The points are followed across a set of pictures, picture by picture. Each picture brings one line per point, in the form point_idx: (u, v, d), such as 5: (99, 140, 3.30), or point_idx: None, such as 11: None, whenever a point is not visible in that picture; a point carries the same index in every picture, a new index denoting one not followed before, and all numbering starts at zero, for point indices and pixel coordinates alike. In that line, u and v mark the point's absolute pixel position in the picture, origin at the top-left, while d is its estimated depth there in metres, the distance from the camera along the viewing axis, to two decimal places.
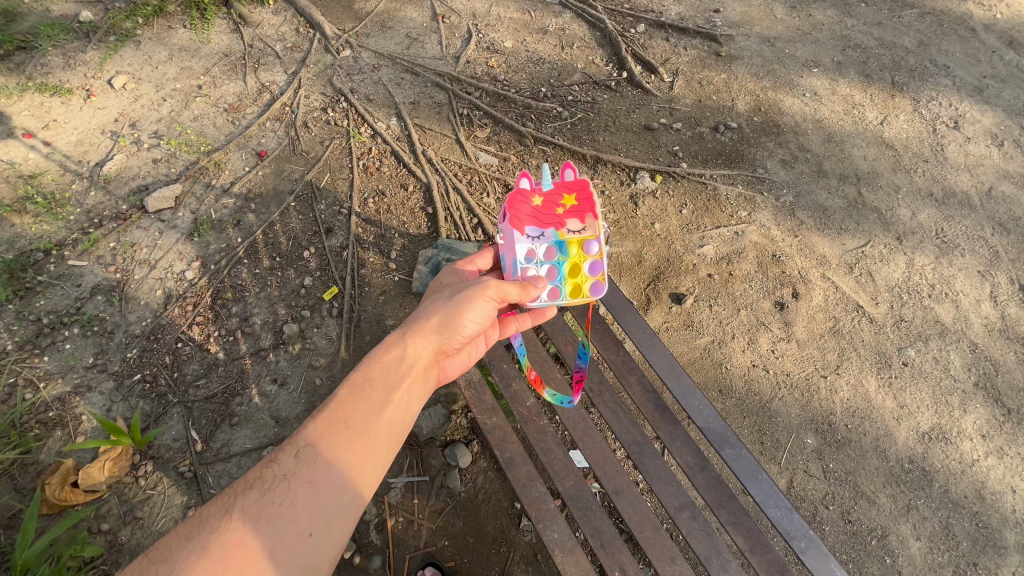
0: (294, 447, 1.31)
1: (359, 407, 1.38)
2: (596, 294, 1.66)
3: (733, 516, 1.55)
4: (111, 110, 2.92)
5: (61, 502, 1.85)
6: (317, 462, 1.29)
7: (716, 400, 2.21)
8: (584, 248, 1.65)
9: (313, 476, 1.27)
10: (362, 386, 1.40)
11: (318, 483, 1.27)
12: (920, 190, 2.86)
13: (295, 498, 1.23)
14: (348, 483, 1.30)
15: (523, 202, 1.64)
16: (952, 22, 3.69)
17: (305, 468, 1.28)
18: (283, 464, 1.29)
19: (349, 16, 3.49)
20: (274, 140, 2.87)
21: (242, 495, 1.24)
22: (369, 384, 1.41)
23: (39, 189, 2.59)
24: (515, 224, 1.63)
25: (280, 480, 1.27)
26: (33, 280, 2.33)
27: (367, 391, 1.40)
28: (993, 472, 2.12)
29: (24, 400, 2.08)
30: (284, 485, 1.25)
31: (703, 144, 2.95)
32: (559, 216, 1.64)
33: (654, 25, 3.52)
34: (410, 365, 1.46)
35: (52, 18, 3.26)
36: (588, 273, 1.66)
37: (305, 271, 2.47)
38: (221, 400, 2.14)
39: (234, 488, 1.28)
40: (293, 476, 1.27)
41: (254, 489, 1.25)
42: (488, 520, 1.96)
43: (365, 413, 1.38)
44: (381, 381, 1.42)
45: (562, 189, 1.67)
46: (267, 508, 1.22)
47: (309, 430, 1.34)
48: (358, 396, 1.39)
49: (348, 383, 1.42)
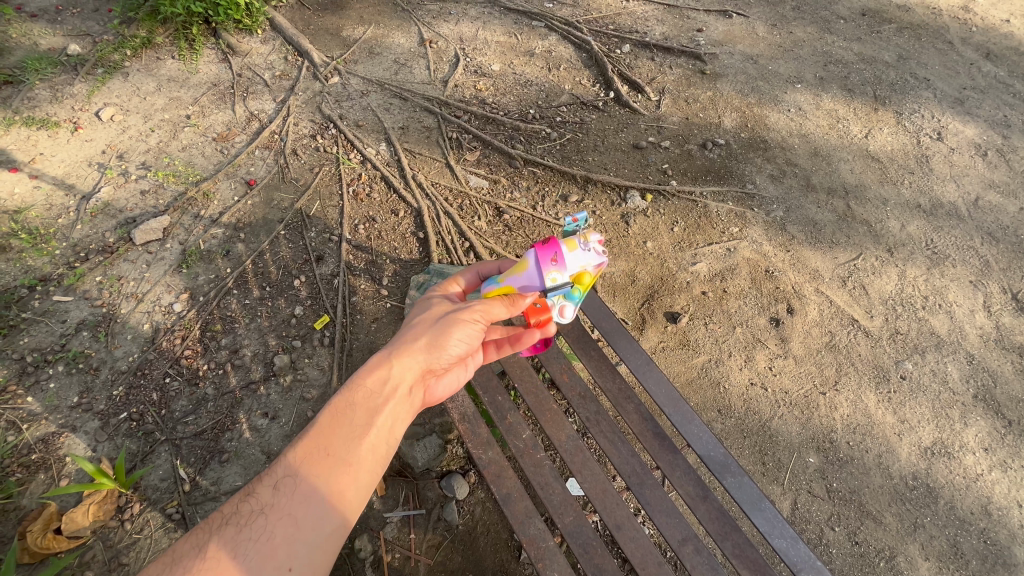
0: (272, 479, 1.30)
1: (341, 433, 1.35)
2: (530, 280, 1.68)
3: (738, 549, 1.51)
4: (98, 142, 2.90)
5: (43, 550, 1.76)
6: (296, 492, 1.27)
7: (715, 420, 2.18)
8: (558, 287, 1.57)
9: (290, 509, 1.25)
10: (344, 410, 1.37)
11: (295, 514, 1.25)
12: (908, 202, 2.89)
13: (272, 533, 1.22)
14: (328, 514, 1.27)
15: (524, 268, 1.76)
16: (930, 36, 3.78)
17: (284, 499, 1.26)
18: (261, 498, 1.28)
19: (337, 43, 3.51)
20: (263, 168, 2.86)
21: (219, 529, 1.24)
22: (353, 406, 1.38)
23: (24, 224, 2.55)
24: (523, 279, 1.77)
25: (257, 514, 1.25)
26: (17, 317, 2.28)
27: (349, 416, 1.37)
28: (998, 486, 2.09)
29: (6, 443, 2.01)
30: (262, 519, 1.24)
31: (691, 162, 2.97)
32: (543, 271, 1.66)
33: (640, 45, 3.57)
34: (394, 387, 1.42)
35: (40, 52, 3.25)
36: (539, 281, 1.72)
37: (295, 300, 2.44)
38: (211, 436, 2.09)
39: (211, 522, 1.28)
40: (271, 508, 1.25)
41: (232, 524, 1.24)
42: (487, 554, 1.91)
43: (346, 439, 1.35)
44: (364, 403, 1.39)
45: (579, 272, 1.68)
46: (242, 543, 1.20)
47: (288, 460, 1.32)
48: (340, 420, 1.36)
49: (329, 407, 1.38)
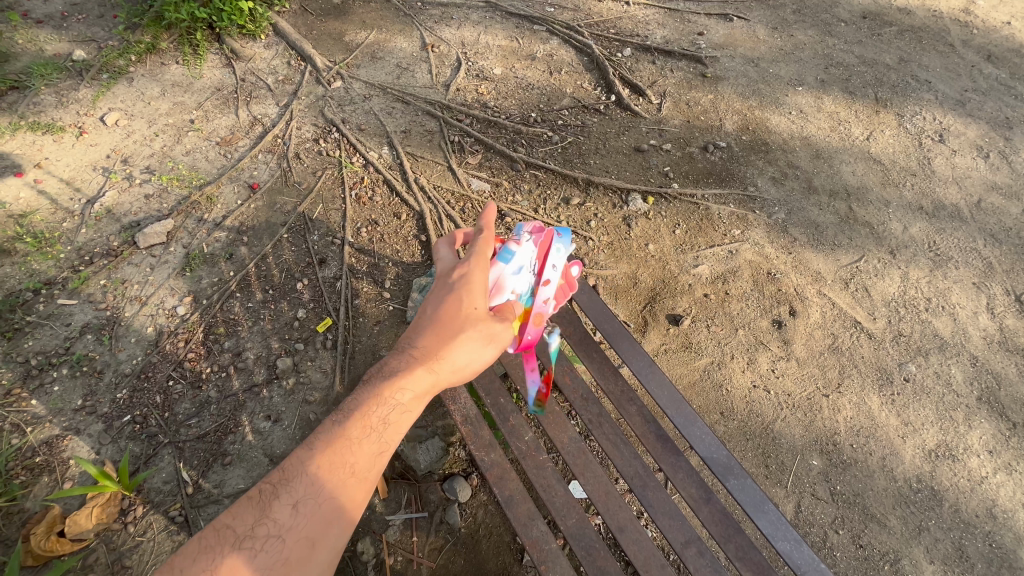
0: (291, 498, 1.16)
1: (367, 451, 1.24)
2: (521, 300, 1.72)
3: (741, 551, 1.50)
4: (103, 147, 2.93)
5: (47, 553, 1.77)
6: (317, 514, 1.16)
7: (717, 422, 2.18)
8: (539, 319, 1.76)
9: (308, 533, 1.14)
10: (373, 426, 1.26)
11: (316, 538, 1.14)
12: (910, 204, 2.89)
13: (289, 560, 1.10)
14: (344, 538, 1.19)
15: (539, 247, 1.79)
16: (930, 38, 3.78)
17: (304, 522, 1.14)
18: (277, 519, 1.14)
19: (339, 48, 3.54)
20: (266, 172, 2.88)
21: (230, 553, 1.08)
22: (385, 423, 1.27)
23: (29, 228, 2.57)
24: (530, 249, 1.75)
25: (273, 538, 1.12)
26: (22, 321, 2.29)
27: (379, 432, 1.26)
28: (1003, 489, 2.08)
29: (11, 445, 2.01)
30: (277, 543, 1.11)
31: (693, 165, 2.98)
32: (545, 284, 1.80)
33: (641, 48, 3.59)
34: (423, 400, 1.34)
35: (46, 57, 3.28)
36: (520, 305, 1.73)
37: (298, 303, 2.45)
38: (214, 439, 2.09)
39: (215, 540, 1.11)
40: (289, 531, 1.13)
41: (243, 548, 1.09)
42: (489, 557, 1.90)
43: (371, 455, 1.24)
44: (397, 419, 1.29)
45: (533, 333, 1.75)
46: (256, 571, 1.07)
47: (307, 476, 1.18)
48: (369, 436, 1.25)
49: (357, 420, 1.26)
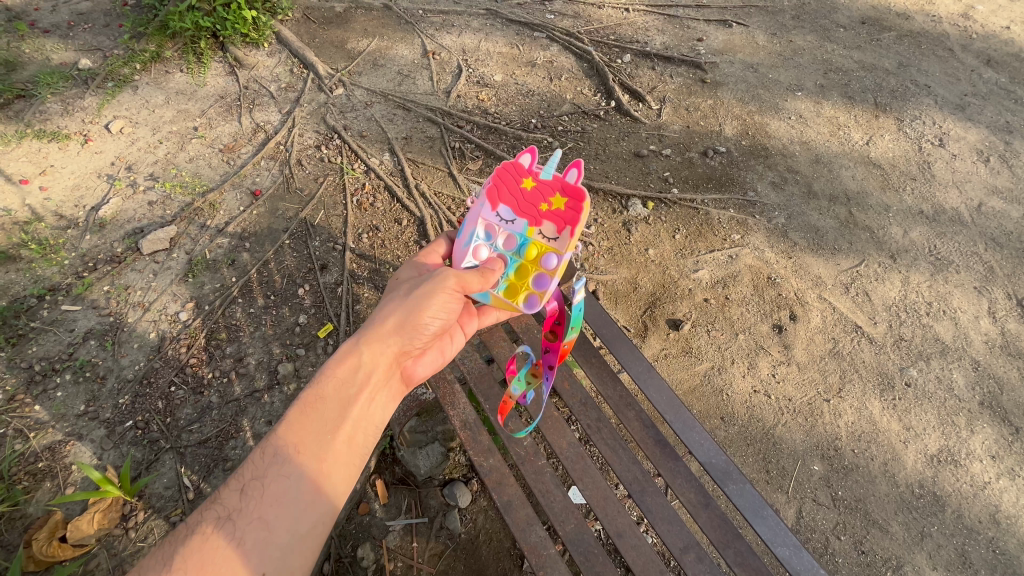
0: (239, 483, 1.28)
1: (311, 427, 1.35)
2: (541, 286, 1.72)
3: (740, 557, 1.50)
4: (108, 154, 2.96)
5: (48, 558, 1.78)
6: (266, 492, 1.26)
7: (718, 427, 2.17)
8: (543, 259, 1.71)
9: (260, 512, 1.24)
10: (313, 405, 1.37)
11: (269, 517, 1.24)
12: (911, 208, 2.88)
13: (244, 537, 1.19)
14: (307, 513, 1.28)
15: (514, 178, 1.68)
16: (929, 43, 3.79)
17: (253, 503, 1.25)
18: (228, 502, 1.26)
19: (342, 55, 3.57)
20: (269, 179, 2.90)
21: (188, 541, 1.19)
22: (329, 398, 1.39)
23: (34, 235, 2.59)
24: (493, 191, 1.70)
25: (225, 520, 1.23)
26: (26, 326, 2.31)
27: (320, 410, 1.37)
28: (1006, 494, 2.07)
29: (14, 451, 2.03)
30: (231, 525, 1.21)
31: (692, 170, 2.99)
32: (539, 213, 1.67)
33: (640, 54, 3.61)
34: (368, 374, 1.45)
35: (51, 67, 3.32)
36: (532, 286, 1.72)
37: (299, 308, 2.46)
38: (215, 444, 2.10)
39: (177, 537, 1.23)
40: (240, 513, 1.23)
41: (198, 533, 1.20)
42: (489, 562, 1.90)
43: (320, 432, 1.36)
44: (340, 396, 1.40)
45: (557, 188, 1.65)
46: (222, 544, 1.18)
47: (257, 458, 1.31)
48: (314, 411, 1.37)
49: (297, 404, 1.38)
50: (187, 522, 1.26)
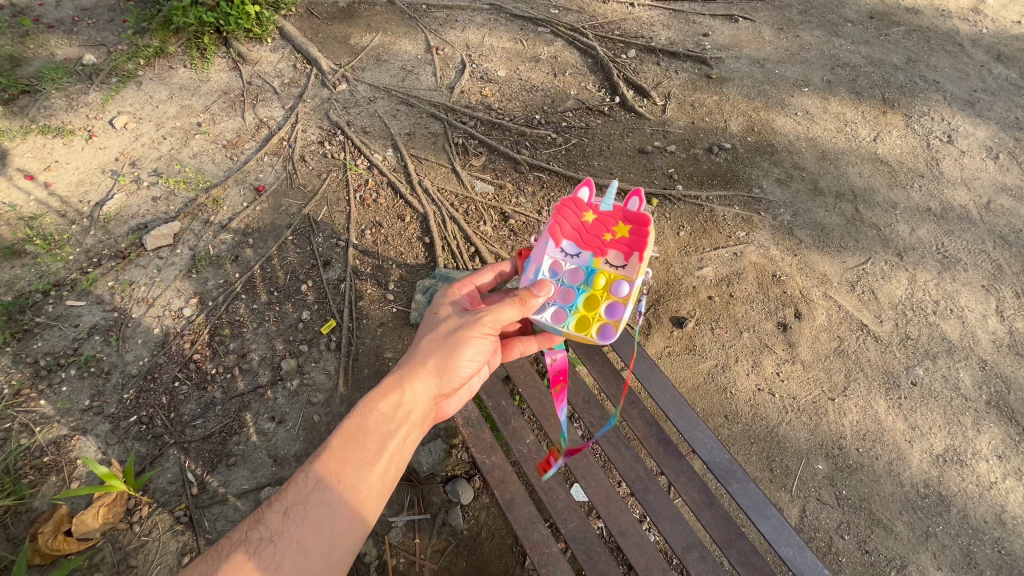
0: (282, 505, 1.26)
1: (352, 458, 1.31)
2: (603, 338, 1.60)
3: (743, 556, 1.49)
4: (112, 150, 2.96)
5: (54, 551, 1.78)
6: (305, 520, 1.23)
7: (722, 426, 2.16)
8: (613, 287, 1.62)
9: (298, 538, 1.22)
10: (354, 436, 1.33)
11: (306, 546, 1.21)
12: (918, 206, 2.85)
13: (282, 562, 1.17)
14: (340, 543, 1.25)
15: (574, 212, 1.61)
16: (939, 38, 3.75)
17: (292, 528, 1.23)
18: (270, 525, 1.24)
19: (345, 51, 3.56)
20: (272, 175, 2.90)
21: (226, 561, 1.17)
22: (367, 431, 1.34)
23: (39, 230, 2.60)
24: (556, 228, 1.64)
25: (266, 543, 1.21)
26: (32, 322, 2.32)
27: (361, 442, 1.33)
28: (1013, 494, 2.05)
29: (19, 445, 2.04)
30: (271, 548, 1.20)
31: (697, 166, 2.96)
32: (604, 243, 1.59)
33: (645, 50, 3.58)
34: (409, 411, 1.39)
35: (56, 62, 3.33)
36: (604, 313, 1.62)
37: (302, 304, 2.46)
38: (219, 440, 2.11)
39: (216, 552, 1.22)
40: (278, 537, 1.21)
41: (238, 554, 1.18)
42: (491, 559, 1.90)
43: (359, 465, 1.31)
44: (379, 430, 1.35)
45: (620, 216, 1.58)
46: (261, 567, 1.16)
47: (300, 483, 1.27)
48: (354, 441, 1.33)
49: (340, 431, 1.34)
50: (230, 535, 1.26)
